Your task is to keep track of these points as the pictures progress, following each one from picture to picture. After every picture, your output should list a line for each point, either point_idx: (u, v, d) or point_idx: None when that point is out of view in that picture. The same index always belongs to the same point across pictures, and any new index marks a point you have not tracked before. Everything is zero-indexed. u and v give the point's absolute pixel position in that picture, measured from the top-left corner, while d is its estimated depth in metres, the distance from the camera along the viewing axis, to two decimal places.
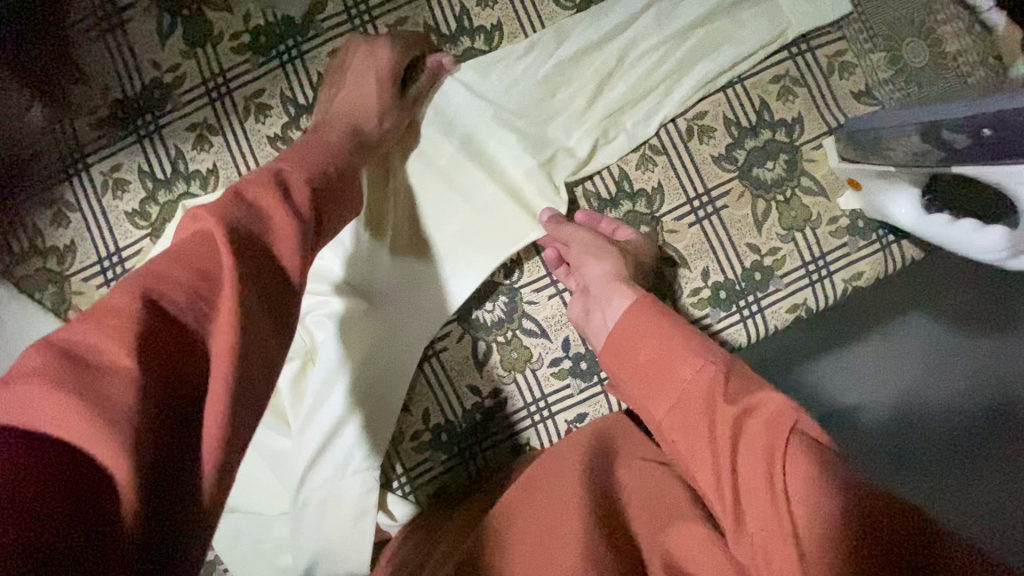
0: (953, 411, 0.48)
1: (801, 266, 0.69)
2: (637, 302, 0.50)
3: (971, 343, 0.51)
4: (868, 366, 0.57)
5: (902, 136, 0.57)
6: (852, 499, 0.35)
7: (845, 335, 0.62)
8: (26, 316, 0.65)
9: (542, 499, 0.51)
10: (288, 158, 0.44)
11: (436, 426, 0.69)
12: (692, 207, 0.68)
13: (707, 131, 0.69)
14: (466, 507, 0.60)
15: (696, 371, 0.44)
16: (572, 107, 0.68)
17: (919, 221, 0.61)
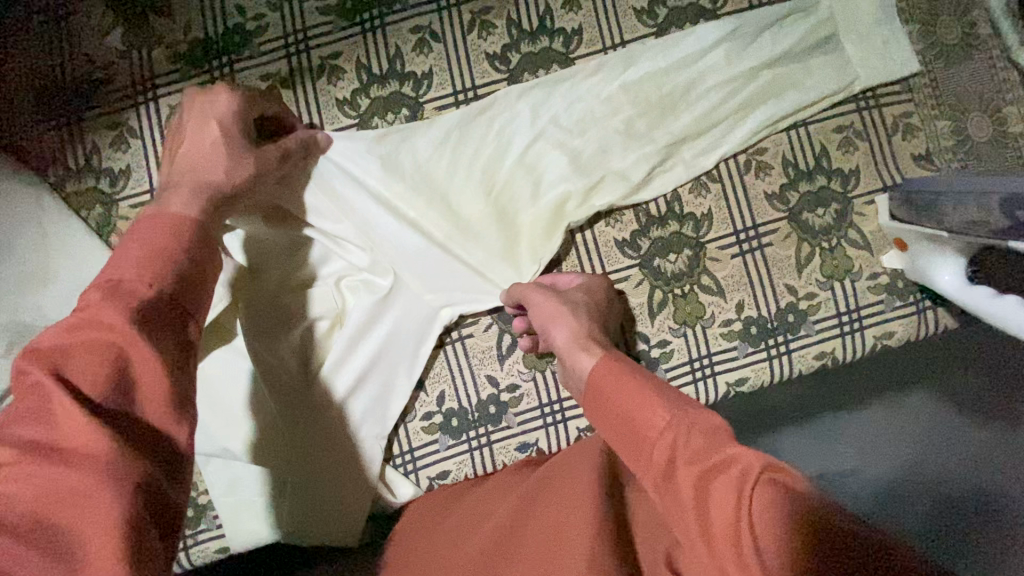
0: (946, 506, 0.53)
1: (836, 315, 0.69)
2: (602, 362, 0.50)
3: (973, 435, 0.58)
4: (859, 439, 0.63)
5: (959, 203, 0.58)
6: (820, 530, 0.32)
7: (845, 394, 0.68)
8: (69, 230, 0.65)
9: (548, 507, 0.49)
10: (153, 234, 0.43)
11: (449, 410, 0.68)
12: (737, 239, 0.69)
13: (764, 168, 0.69)
14: (466, 501, 0.61)
15: (663, 428, 0.41)
16: (636, 122, 0.68)
17: (962, 291, 0.62)
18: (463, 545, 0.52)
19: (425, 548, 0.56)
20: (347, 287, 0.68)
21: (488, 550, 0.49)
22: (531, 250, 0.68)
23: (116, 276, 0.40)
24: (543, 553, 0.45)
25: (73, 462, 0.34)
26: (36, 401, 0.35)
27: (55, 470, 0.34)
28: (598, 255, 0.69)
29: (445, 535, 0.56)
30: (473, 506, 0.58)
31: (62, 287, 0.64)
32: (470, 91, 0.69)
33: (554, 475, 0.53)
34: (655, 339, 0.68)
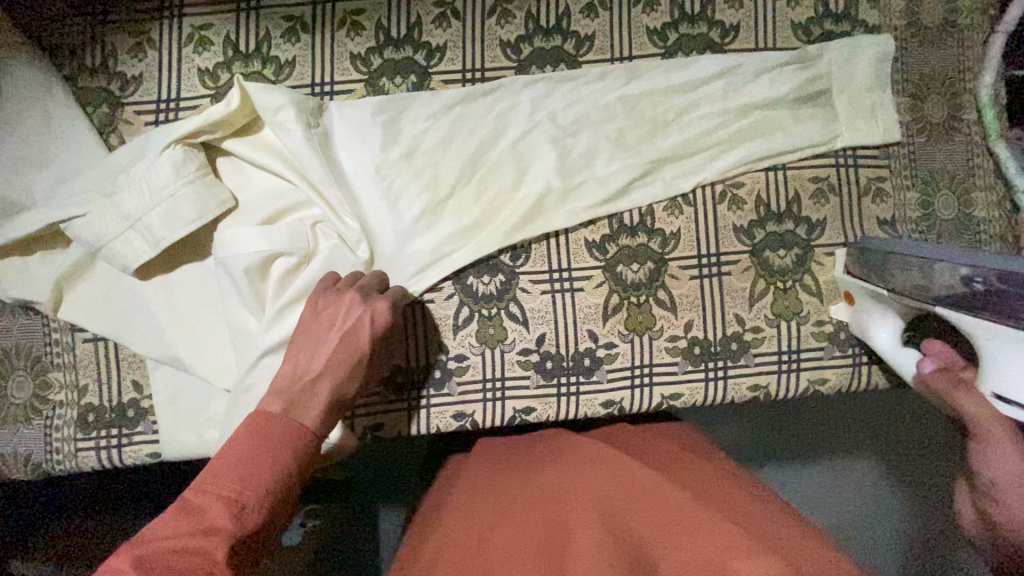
0: (847, 526, 0.89)
1: (776, 352, 0.72)
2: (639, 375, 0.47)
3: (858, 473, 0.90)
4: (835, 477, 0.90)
5: (904, 268, 0.61)
6: None
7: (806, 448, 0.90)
8: (71, 123, 0.67)
9: (578, 504, 0.56)
10: None
11: (395, 367, 0.71)
12: (700, 262, 0.72)
13: (738, 201, 0.72)
14: (467, 495, 0.65)
15: None
16: (627, 134, 0.72)
17: (893, 350, 0.65)
18: (503, 539, 0.55)
19: (454, 534, 0.59)
20: (322, 231, 0.68)
21: (540, 551, 0.53)
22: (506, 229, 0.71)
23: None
24: (600, 545, 0.51)
25: (267, 420, 0.53)
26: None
27: (253, 437, 0.51)
28: (567, 251, 0.72)
29: (472, 528, 0.58)
30: (494, 497, 0.63)
31: (55, 173, 0.67)
32: (478, 72, 0.72)
33: (569, 480, 0.60)
34: (603, 339, 0.72)
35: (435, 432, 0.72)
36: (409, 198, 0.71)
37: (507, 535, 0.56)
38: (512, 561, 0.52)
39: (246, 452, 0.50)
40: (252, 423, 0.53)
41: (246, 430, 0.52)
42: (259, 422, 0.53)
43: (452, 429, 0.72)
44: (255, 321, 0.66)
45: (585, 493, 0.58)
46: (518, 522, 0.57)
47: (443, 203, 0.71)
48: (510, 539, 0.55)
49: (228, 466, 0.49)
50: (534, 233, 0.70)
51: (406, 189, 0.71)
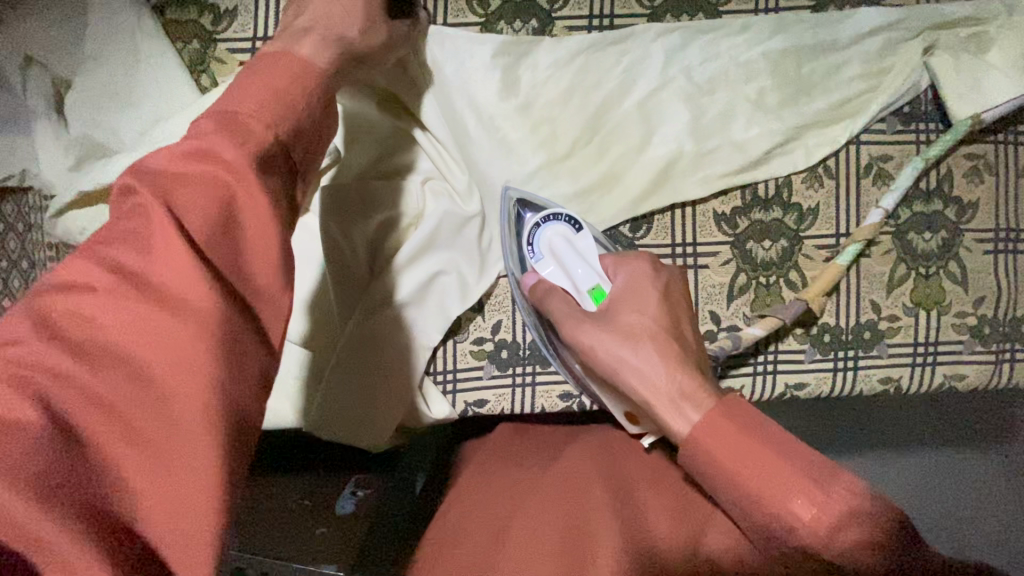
0: (925, 508, 0.84)
1: (911, 344, 0.67)
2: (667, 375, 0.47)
3: (920, 455, 0.85)
4: (905, 463, 0.85)
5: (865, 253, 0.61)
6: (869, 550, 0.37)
7: (871, 432, 0.85)
8: (161, 59, 0.61)
9: (586, 491, 0.55)
10: (272, 96, 0.42)
11: (501, 342, 0.66)
12: (836, 242, 0.66)
13: (883, 177, 0.66)
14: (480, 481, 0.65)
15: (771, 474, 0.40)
16: (765, 97, 0.65)
17: None
18: (519, 531, 0.55)
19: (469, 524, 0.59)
20: (431, 190, 0.65)
21: (559, 549, 0.51)
22: (627, 199, 0.65)
23: (224, 117, 0.40)
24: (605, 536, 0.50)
25: (194, 199, 0.37)
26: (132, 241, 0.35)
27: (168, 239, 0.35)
28: (693, 224, 0.65)
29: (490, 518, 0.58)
30: (499, 494, 0.62)
31: (144, 115, 0.61)
32: (607, 19, 0.64)
33: (579, 466, 0.59)
34: (726, 322, 0.66)
35: (539, 412, 0.67)
36: (522, 160, 0.65)
37: (515, 524, 0.55)
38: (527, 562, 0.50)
39: (163, 443, 0.33)
40: (162, 364, 0.34)
41: (168, 385, 0.34)
42: (180, 381, 0.34)
43: (558, 409, 0.67)
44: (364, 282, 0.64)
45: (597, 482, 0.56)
46: (524, 509, 0.56)
47: (558, 167, 0.65)
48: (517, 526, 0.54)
49: (143, 456, 0.33)
50: (659, 203, 0.64)
51: (518, 151, 0.65)
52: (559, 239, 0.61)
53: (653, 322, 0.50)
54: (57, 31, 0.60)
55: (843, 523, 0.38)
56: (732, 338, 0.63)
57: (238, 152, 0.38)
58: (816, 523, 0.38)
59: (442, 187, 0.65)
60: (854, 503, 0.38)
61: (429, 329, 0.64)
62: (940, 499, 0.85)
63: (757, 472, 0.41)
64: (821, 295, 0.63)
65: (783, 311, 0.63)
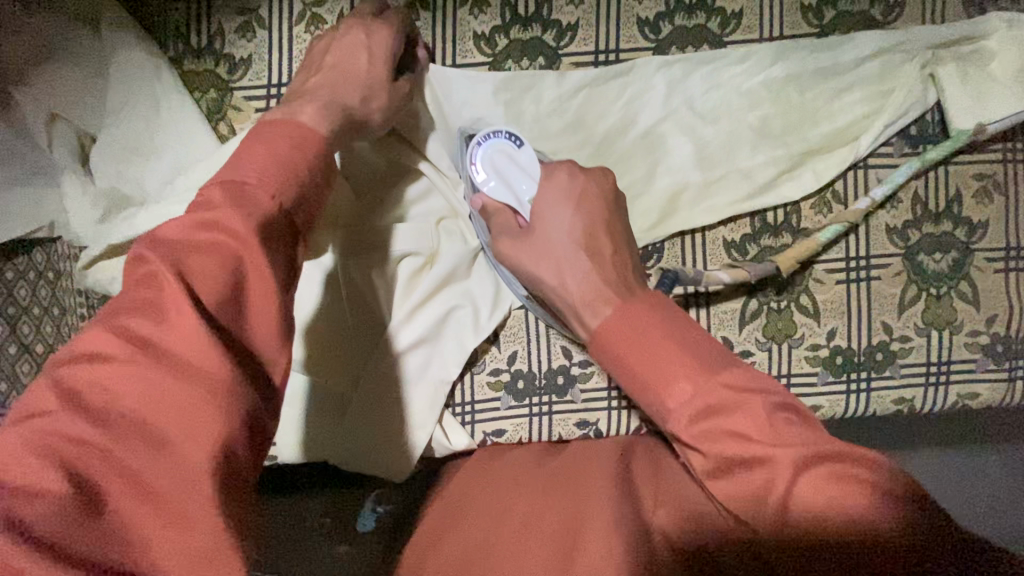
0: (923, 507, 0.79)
1: (924, 364, 0.67)
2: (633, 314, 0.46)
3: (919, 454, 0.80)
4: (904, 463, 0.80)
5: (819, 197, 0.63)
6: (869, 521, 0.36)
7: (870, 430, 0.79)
8: (181, 110, 0.63)
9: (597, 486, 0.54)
10: (292, 161, 0.43)
11: (517, 372, 0.68)
12: (846, 266, 0.67)
13: (893, 200, 0.66)
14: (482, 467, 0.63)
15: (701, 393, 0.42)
16: (771, 124, 0.65)
17: None
18: (523, 521, 0.53)
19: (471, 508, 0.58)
20: (445, 229, 0.66)
21: (560, 536, 0.50)
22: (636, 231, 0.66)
23: (248, 183, 0.41)
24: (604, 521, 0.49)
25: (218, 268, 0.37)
26: (156, 321, 0.35)
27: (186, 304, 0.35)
28: (703, 252, 0.66)
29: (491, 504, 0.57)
30: (492, 478, 0.61)
31: (166, 163, 0.63)
32: (612, 54, 0.65)
33: (591, 468, 0.58)
34: (739, 347, 0.67)
35: (557, 439, 0.69)
36: None
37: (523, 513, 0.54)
38: (528, 547, 0.49)
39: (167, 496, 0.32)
40: (170, 421, 0.33)
41: (174, 433, 0.33)
42: (185, 431, 0.33)
43: (575, 436, 0.69)
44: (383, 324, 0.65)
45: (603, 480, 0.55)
46: (531, 500, 0.55)
47: None
48: (525, 514, 0.54)
49: (146, 506, 0.31)
50: (668, 234, 0.65)
51: None
52: (501, 158, 0.61)
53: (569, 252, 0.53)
54: (77, 85, 0.62)
55: (716, 408, 0.41)
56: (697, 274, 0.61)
57: (271, 222, 0.40)
58: (694, 405, 0.42)
59: (455, 224, 0.66)
60: (733, 397, 0.41)
61: (447, 364, 0.65)
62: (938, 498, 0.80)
63: (641, 353, 0.44)
64: (795, 261, 0.62)
65: (753, 267, 0.62)
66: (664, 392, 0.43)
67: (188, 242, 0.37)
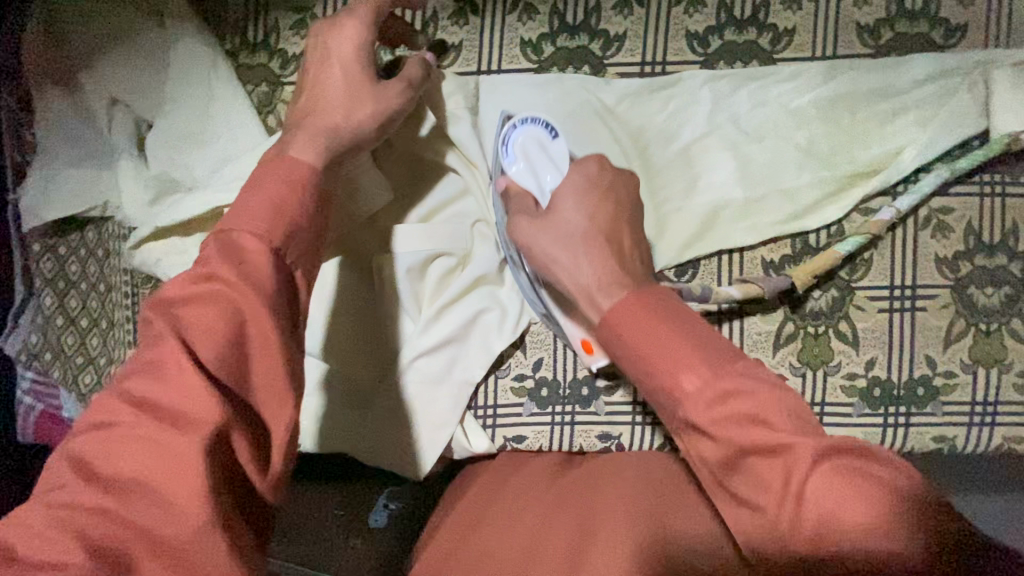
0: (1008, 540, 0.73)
1: (969, 402, 0.64)
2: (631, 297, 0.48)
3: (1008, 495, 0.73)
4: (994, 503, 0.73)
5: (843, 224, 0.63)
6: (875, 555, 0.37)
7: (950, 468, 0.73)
8: (232, 102, 0.64)
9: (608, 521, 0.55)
10: None
11: (541, 379, 0.67)
12: (890, 294, 0.64)
13: (943, 228, 0.64)
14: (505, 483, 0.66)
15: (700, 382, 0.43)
16: (818, 144, 0.64)
17: None
18: (530, 545, 0.57)
19: (489, 523, 0.62)
20: (478, 231, 0.65)
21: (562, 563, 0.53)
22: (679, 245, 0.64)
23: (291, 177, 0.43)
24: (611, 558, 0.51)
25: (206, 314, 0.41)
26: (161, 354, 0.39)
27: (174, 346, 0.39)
28: (741, 271, 0.65)
29: (505, 519, 0.61)
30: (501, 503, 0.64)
31: (214, 153, 0.65)
32: (658, 65, 0.65)
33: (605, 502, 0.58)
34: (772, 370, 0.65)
35: (577, 450, 0.68)
36: None
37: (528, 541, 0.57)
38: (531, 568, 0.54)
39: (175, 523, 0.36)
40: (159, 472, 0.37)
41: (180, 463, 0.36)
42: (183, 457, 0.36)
43: (596, 449, 0.68)
44: (412, 321, 0.65)
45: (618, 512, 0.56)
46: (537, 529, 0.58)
47: None
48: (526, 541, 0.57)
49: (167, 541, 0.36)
50: (706, 251, 0.64)
51: None
52: (534, 148, 0.61)
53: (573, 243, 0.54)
54: (139, 74, 0.65)
55: (730, 392, 0.42)
56: (704, 291, 0.60)
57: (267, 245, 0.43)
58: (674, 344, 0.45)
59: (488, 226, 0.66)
60: (740, 384, 0.42)
61: (472, 366, 0.65)
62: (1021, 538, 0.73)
63: (634, 325, 0.47)
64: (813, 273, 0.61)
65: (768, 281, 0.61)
66: (676, 381, 0.44)
67: (194, 287, 0.41)
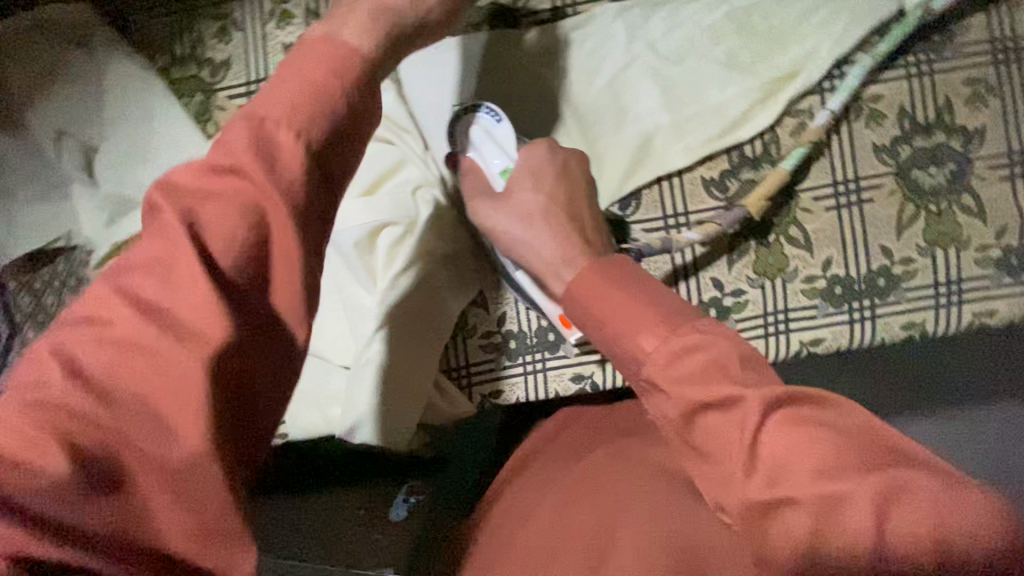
0: None
1: (932, 285, 0.64)
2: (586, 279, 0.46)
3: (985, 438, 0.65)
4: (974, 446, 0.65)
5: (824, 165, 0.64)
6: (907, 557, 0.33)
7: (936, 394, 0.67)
8: (169, 113, 0.67)
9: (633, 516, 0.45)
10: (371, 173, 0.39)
11: (508, 332, 0.69)
12: (834, 191, 0.65)
13: (877, 116, 0.64)
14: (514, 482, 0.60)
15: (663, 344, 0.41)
16: (738, 55, 0.64)
17: None
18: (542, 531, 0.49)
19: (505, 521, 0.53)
20: (421, 197, 0.66)
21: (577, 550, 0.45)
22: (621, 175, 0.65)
23: None
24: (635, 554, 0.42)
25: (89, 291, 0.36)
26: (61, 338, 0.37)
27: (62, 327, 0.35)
28: (682, 192, 0.65)
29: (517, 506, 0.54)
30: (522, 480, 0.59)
31: (159, 165, 0.67)
32: (569, 9, 0.67)
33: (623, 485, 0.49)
34: (729, 287, 0.66)
35: (553, 396, 0.70)
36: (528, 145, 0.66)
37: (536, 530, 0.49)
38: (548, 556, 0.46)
39: None
40: None
41: None
42: None
43: (572, 392, 0.69)
44: (369, 294, 0.66)
45: (663, 495, 0.46)
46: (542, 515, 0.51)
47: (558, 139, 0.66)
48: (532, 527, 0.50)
49: None
50: (647, 179, 0.65)
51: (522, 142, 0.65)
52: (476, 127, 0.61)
53: (555, 244, 0.55)
54: (79, 104, 0.68)
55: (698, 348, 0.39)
56: (664, 241, 0.63)
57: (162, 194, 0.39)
58: (677, 361, 0.39)
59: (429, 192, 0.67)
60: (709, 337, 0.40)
61: (434, 331, 0.67)
62: None
63: (621, 312, 0.43)
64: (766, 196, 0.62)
65: (723, 217, 0.62)
66: (637, 344, 0.41)
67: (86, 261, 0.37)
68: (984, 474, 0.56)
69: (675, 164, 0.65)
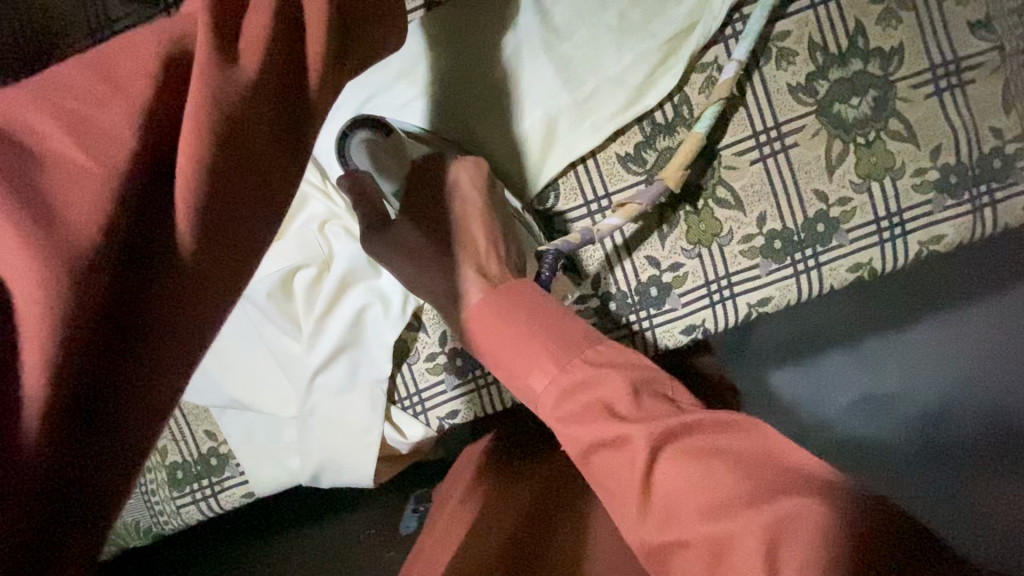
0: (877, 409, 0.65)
1: (873, 221, 0.61)
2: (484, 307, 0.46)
3: (856, 362, 0.67)
4: (855, 373, 0.66)
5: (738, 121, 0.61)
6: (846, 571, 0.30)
7: (812, 332, 0.68)
8: None
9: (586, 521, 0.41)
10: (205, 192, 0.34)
11: (453, 351, 0.66)
12: (757, 142, 0.61)
13: (786, 55, 0.60)
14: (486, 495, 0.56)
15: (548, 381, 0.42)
16: (631, 17, 0.60)
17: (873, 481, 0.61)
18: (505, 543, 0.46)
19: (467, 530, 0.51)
20: (329, 232, 0.63)
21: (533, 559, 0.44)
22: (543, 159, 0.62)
23: None
24: None
25: None
26: None
27: None
28: (600, 175, 0.62)
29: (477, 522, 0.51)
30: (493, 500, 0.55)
31: None
32: None
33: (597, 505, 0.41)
34: (667, 262, 0.63)
35: (512, 405, 0.68)
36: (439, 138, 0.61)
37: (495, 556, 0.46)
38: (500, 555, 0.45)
39: None
40: None
41: None
42: None
43: None
44: (299, 342, 0.64)
45: None
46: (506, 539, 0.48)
47: (470, 132, 0.62)
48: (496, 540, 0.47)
49: None
50: (570, 160, 0.61)
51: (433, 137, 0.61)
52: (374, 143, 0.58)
53: (453, 275, 0.51)
54: None
55: (580, 384, 0.41)
56: (584, 234, 0.60)
57: None
58: (562, 403, 0.41)
59: (336, 223, 0.63)
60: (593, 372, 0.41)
61: (373, 364, 0.64)
62: (875, 393, 0.65)
63: (512, 356, 0.44)
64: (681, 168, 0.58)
65: (643, 195, 0.59)
66: (528, 384, 0.43)
67: None
68: (795, 411, 0.67)
69: (588, 146, 0.61)
